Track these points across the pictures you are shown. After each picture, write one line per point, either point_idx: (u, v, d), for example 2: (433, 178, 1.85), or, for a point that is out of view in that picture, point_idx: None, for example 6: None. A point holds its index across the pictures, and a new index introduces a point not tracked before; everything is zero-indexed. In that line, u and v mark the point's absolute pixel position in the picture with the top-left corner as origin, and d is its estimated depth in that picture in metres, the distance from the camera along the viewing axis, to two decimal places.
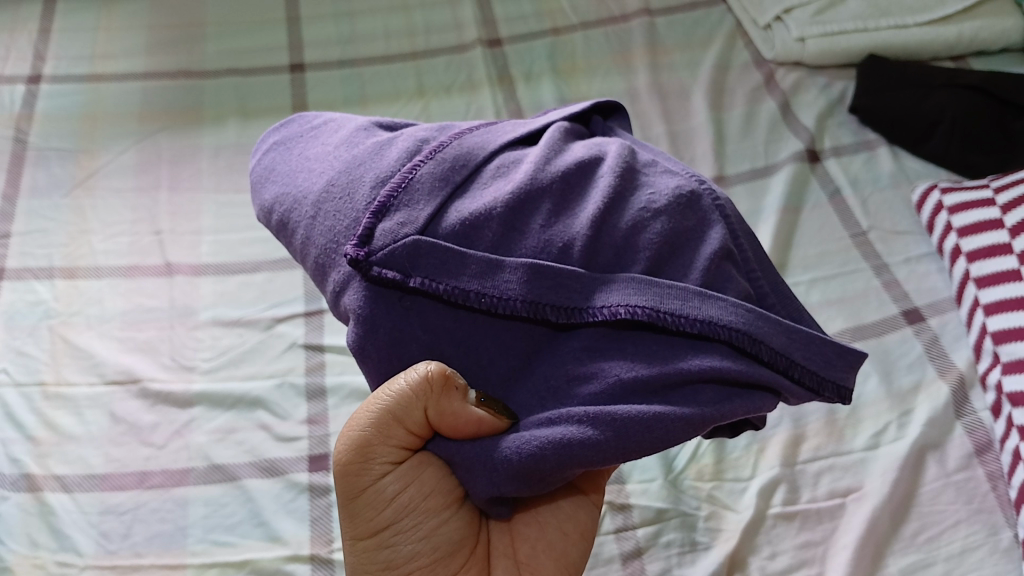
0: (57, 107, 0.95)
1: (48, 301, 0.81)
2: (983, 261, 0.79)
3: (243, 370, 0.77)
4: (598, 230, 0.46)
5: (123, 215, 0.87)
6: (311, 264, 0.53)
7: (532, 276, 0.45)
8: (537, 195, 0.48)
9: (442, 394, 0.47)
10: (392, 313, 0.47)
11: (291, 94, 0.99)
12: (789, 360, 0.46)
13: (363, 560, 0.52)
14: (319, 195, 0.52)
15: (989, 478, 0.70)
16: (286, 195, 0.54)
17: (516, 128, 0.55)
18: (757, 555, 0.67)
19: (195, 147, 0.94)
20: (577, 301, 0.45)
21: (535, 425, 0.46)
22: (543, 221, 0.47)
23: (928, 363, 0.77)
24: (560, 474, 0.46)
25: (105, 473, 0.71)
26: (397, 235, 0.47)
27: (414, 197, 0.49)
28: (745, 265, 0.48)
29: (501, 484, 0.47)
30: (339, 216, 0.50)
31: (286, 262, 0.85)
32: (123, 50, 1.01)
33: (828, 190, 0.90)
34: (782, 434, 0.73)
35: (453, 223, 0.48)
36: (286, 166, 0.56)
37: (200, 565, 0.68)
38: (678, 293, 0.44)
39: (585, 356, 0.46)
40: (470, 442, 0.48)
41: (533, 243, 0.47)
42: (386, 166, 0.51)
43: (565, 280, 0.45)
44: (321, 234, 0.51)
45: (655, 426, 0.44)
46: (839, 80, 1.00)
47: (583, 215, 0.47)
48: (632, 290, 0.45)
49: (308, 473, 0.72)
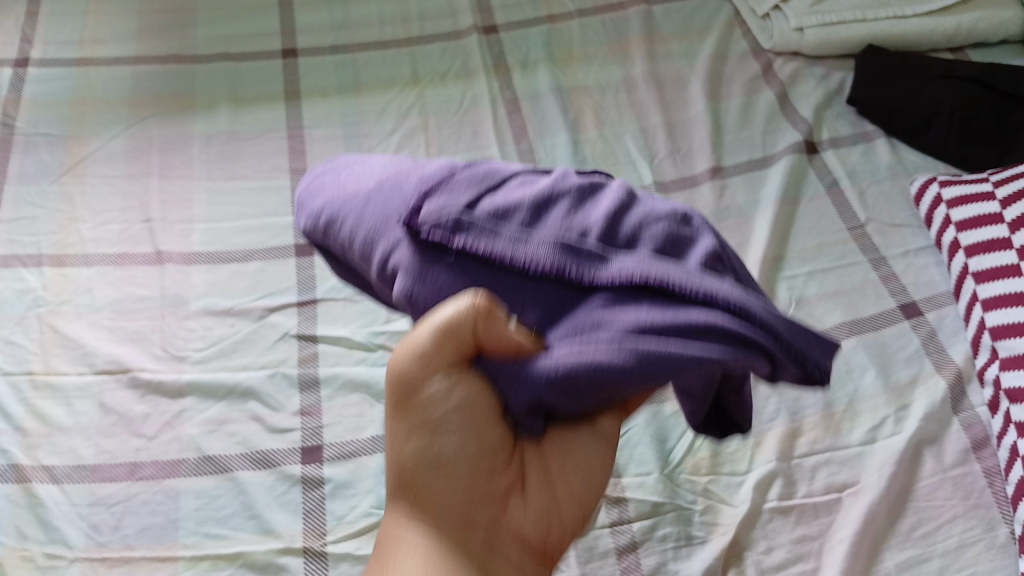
0: (46, 92, 0.94)
1: (36, 290, 0.80)
2: (981, 256, 0.79)
3: (235, 361, 0.76)
4: (619, 219, 0.48)
5: (113, 202, 0.86)
6: (354, 253, 0.52)
7: (563, 246, 0.47)
8: (565, 191, 0.50)
9: (487, 320, 0.45)
10: (437, 272, 0.49)
11: (283, 81, 0.97)
12: (785, 341, 0.46)
13: (408, 454, 0.52)
14: (371, 193, 0.53)
15: (986, 473, 0.70)
16: (337, 195, 0.54)
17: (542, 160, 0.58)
18: (754, 549, 0.67)
19: (187, 133, 0.92)
20: (602, 267, 0.46)
21: (567, 356, 0.45)
22: (571, 209, 0.49)
23: (926, 358, 0.76)
24: (593, 398, 0.45)
25: (95, 464, 0.70)
26: (443, 209, 0.48)
27: (456, 184, 0.50)
28: (739, 276, 0.50)
29: (540, 396, 0.46)
30: (389, 203, 0.51)
31: (278, 250, 0.84)
32: (113, 35, 0.99)
33: (826, 182, 0.90)
34: (779, 427, 0.73)
35: (489, 207, 0.49)
36: (329, 176, 0.57)
37: (192, 558, 0.66)
38: (687, 269, 0.46)
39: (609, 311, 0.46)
40: (504, 364, 0.47)
41: (560, 223, 0.48)
42: (427, 168, 0.52)
43: (587, 253, 0.46)
44: (370, 219, 0.51)
45: (673, 364, 0.43)
46: (837, 71, 0.99)
47: (605, 207, 0.49)
48: (651, 261, 0.46)
49: (301, 466, 0.71)
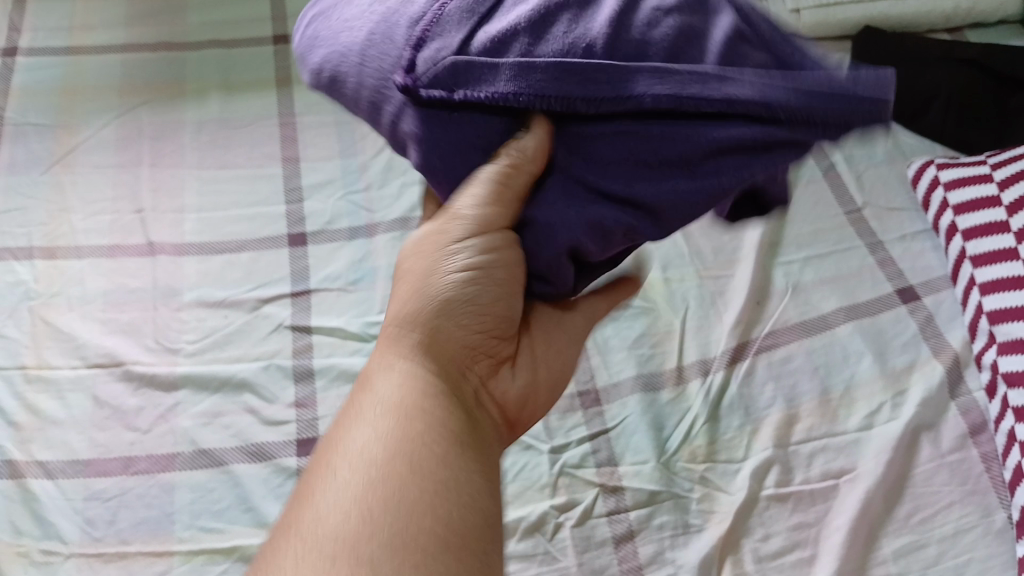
0: (35, 81, 0.93)
1: (28, 282, 0.79)
2: (978, 239, 0.79)
3: (228, 353, 0.76)
4: (618, 28, 0.41)
5: (104, 192, 0.85)
6: (364, 111, 0.48)
7: (562, 76, 0.41)
8: (557, 5, 0.42)
9: (538, 158, 0.44)
10: (446, 127, 0.45)
11: (274, 67, 0.96)
12: (823, 117, 0.40)
13: (428, 315, 0.51)
14: (362, 46, 0.46)
15: (982, 459, 0.70)
16: (333, 49, 0.48)
17: None
18: (751, 537, 0.67)
19: (178, 121, 0.91)
20: (608, 92, 0.41)
21: (582, 199, 0.45)
22: (567, 26, 0.42)
23: (923, 343, 0.76)
24: (615, 237, 0.46)
25: (89, 458, 0.70)
26: (437, 59, 0.43)
27: (445, 26, 0.44)
28: (782, 35, 0.42)
29: (561, 245, 0.46)
30: (381, 54, 0.45)
31: (271, 240, 0.83)
32: (103, 22, 0.98)
33: (823, 165, 0.89)
34: (776, 415, 0.72)
35: (482, 41, 0.42)
36: (321, 18, 0.51)
37: (188, 551, 0.66)
38: (699, 74, 0.40)
39: (621, 141, 0.42)
40: (529, 213, 0.47)
41: (558, 46, 0.42)
42: (416, 1, 0.45)
43: (595, 77, 0.40)
44: (369, 77, 0.46)
45: (684, 197, 0.43)
46: (835, 53, 0.98)
47: (604, 14, 0.42)
48: (659, 75, 0.40)
49: (296, 458, 0.71)
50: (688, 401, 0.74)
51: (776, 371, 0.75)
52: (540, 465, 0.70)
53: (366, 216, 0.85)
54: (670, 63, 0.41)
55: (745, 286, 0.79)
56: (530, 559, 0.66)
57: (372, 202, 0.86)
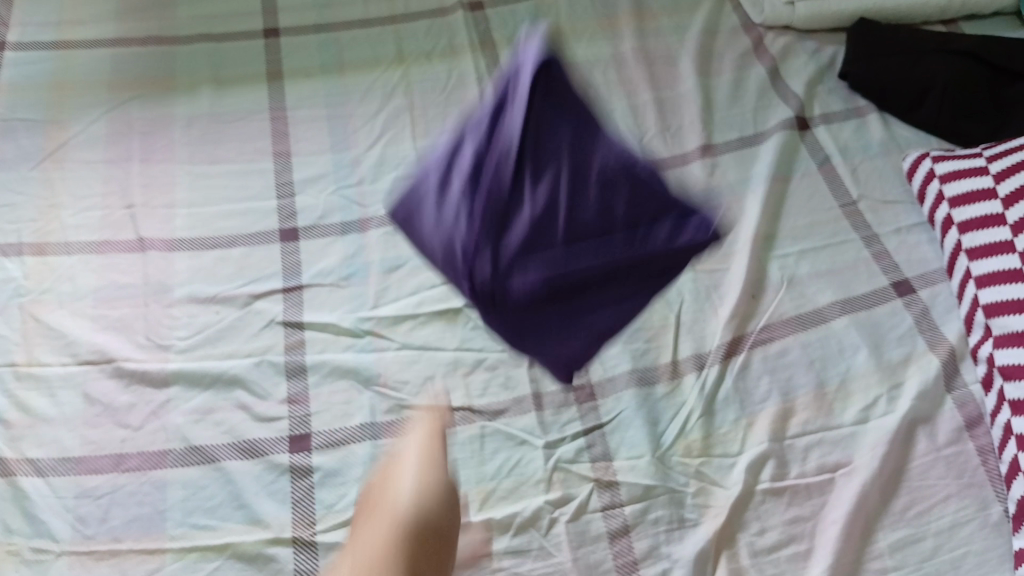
0: (23, 76, 0.92)
1: (18, 279, 0.78)
2: (975, 232, 0.78)
3: (220, 349, 0.75)
4: (578, 223, 0.57)
5: (94, 188, 0.84)
6: (440, 258, 0.60)
7: (563, 278, 0.56)
8: (540, 216, 0.57)
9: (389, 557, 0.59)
10: (502, 318, 0.58)
11: (265, 61, 0.95)
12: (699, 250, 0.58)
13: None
14: (442, 256, 0.59)
15: (979, 451, 0.70)
16: (421, 244, 0.62)
17: (502, 116, 0.61)
18: (746, 531, 0.67)
19: (168, 116, 0.90)
20: (592, 272, 0.57)
21: (592, 338, 0.60)
22: (552, 226, 0.57)
23: (919, 336, 0.76)
24: (601, 347, 0.61)
25: (80, 456, 0.69)
26: (489, 282, 0.56)
27: (480, 248, 0.56)
28: (652, 176, 0.59)
29: (581, 361, 0.61)
30: (449, 264, 0.59)
31: (263, 235, 0.83)
32: (92, 16, 0.97)
33: (818, 158, 0.88)
34: (771, 408, 0.72)
35: (515, 249, 0.56)
36: (401, 217, 0.64)
37: (181, 549, 0.66)
38: (628, 241, 0.57)
39: (605, 301, 0.58)
40: (550, 342, 0.59)
41: (549, 251, 0.56)
42: (454, 216, 0.58)
43: (574, 269, 0.56)
44: (446, 265, 0.60)
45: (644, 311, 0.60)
46: (829, 45, 0.98)
47: (563, 211, 0.57)
48: (609, 248, 0.57)
49: (289, 455, 0.70)
50: (683, 394, 0.73)
51: (772, 364, 0.74)
52: (534, 460, 0.70)
53: (359, 211, 0.84)
54: (608, 234, 0.57)
55: (740, 280, 0.79)
56: (525, 555, 0.66)
57: (364, 196, 0.86)
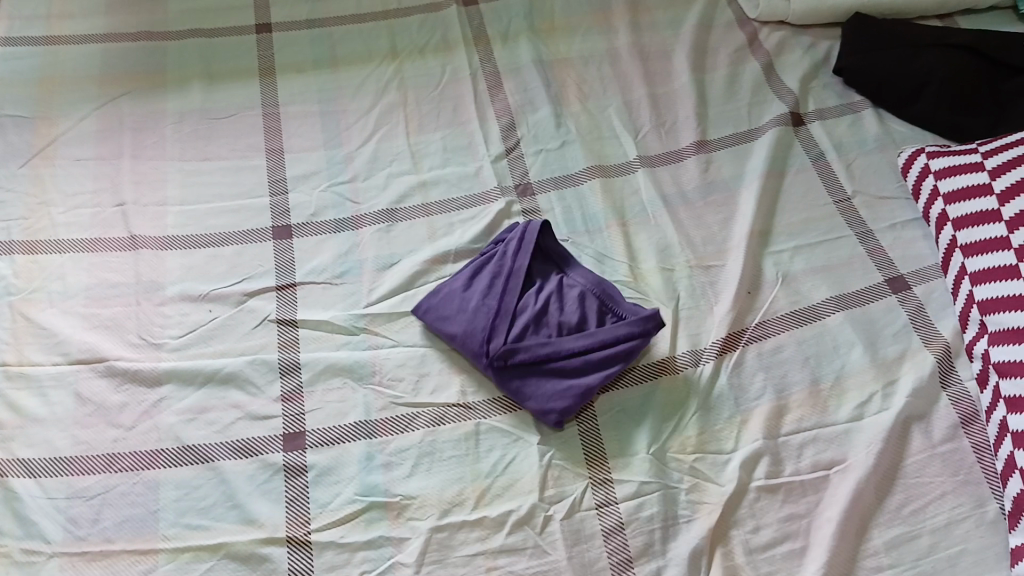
0: (12, 72, 0.91)
1: (7, 277, 0.77)
2: (970, 228, 0.78)
3: (213, 348, 0.75)
4: (574, 347, 0.71)
5: (84, 185, 0.84)
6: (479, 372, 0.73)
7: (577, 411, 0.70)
8: (546, 348, 0.71)
9: None
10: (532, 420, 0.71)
11: (257, 56, 0.95)
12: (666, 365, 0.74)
13: None
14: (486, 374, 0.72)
15: (974, 449, 0.69)
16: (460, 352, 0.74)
17: (511, 285, 0.75)
18: (742, 529, 0.67)
19: (159, 112, 0.90)
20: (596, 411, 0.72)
21: None
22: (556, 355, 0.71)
23: (914, 333, 0.76)
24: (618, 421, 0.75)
25: (71, 456, 0.69)
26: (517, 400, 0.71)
27: (507, 372, 0.71)
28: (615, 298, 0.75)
29: None
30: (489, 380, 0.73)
31: (256, 232, 0.82)
32: (80, 12, 0.97)
33: (813, 154, 0.88)
34: (765, 405, 0.72)
35: (535, 378, 0.71)
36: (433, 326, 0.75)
37: (174, 550, 0.65)
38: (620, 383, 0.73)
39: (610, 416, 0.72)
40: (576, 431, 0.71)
41: (562, 392, 0.70)
42: (490, 365, 0.71)
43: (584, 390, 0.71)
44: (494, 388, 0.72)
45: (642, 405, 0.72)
46: (823, 40, 0.98)
47: (565, 342, 0.72)
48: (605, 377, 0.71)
49: (283, 454, 0.70)
50: (680, 390, 0.73)
51: (766, 361, 0.74)
52: (530, 457, 0.69)
53: (352, 208, 0.84)
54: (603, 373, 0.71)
55: (736, 277, 0.79)
56: (519, 554, 0.65)
57: (358, 193, 0.85)
